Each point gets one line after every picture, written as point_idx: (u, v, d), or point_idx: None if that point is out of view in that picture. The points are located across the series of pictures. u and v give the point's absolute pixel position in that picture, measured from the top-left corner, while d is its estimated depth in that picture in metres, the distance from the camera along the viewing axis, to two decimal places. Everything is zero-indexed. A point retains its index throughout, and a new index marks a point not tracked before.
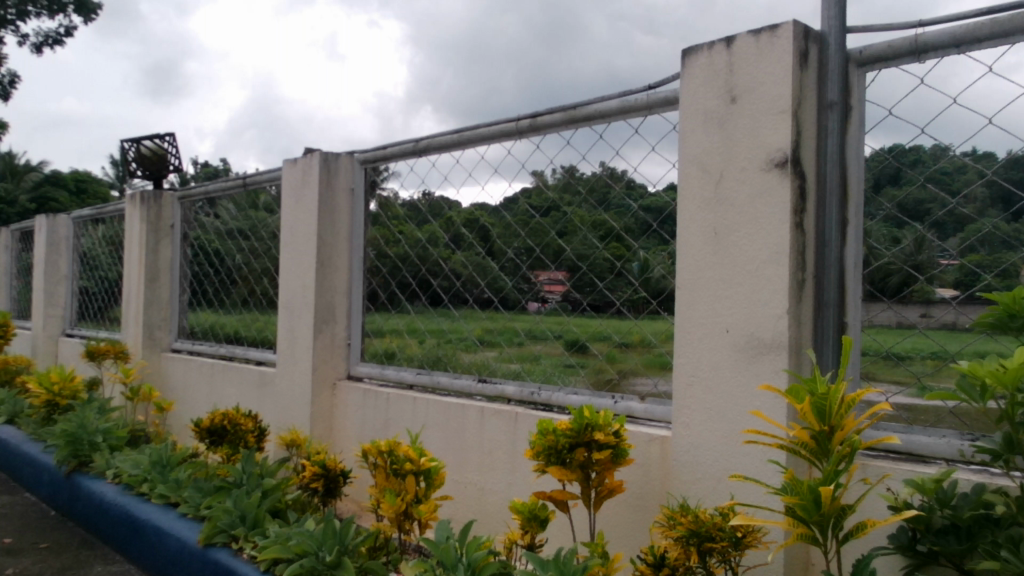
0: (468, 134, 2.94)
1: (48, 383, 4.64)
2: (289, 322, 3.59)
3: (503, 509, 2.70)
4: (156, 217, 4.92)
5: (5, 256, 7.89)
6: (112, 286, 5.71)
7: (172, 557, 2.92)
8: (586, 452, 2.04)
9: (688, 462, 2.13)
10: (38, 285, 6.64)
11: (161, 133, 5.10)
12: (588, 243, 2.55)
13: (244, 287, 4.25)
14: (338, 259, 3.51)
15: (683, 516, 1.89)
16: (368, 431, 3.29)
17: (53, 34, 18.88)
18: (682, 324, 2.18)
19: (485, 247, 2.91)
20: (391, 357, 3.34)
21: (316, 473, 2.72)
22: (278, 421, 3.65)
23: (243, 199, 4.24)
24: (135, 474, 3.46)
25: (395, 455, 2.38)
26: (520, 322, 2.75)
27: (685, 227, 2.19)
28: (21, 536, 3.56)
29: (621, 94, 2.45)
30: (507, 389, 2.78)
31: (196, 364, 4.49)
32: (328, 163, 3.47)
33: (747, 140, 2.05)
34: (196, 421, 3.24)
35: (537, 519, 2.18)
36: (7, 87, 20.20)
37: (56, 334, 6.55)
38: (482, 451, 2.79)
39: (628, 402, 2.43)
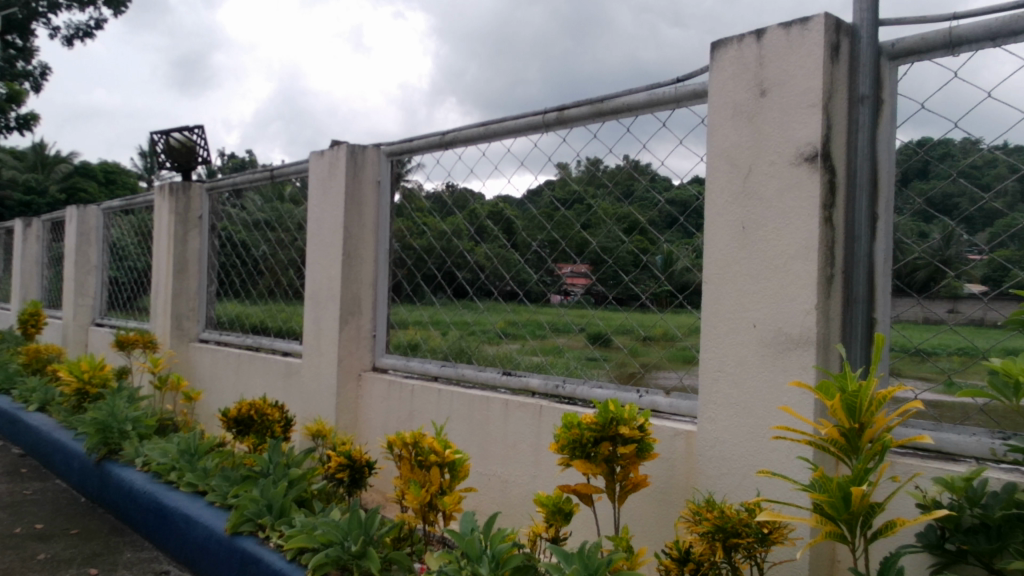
0: (494, 127, 2.94)
1: (78, 371, 4.70)
2: (315, 314, 3.62)
3: (527, 502, 2.71)
4: (185, 208, 4.96)
5: (37, 246, 8.01)
6: (141, 276, 5.77)
7: (199, 544, 2.95)
8: (611, 446, 2.04)
9: (713, 457, 2.13)
10: (70, 275, 6.74)
11: (190, 125, 5.13)
12: (613, 236, 2.54)
13: (271, 278, 4.28)
14: (365, 251, 3.52)
15: (709, 512, 1.89)
16: (393, 422, 3.31)
17: (83, 26, 19.14)
18: (709, 319, 2.17)
19: (509, 239, 2.91)
20: (415, 349, 3.35)
21: (341, 463, 2.73)
22: (304, 411, 3.68)
23: (270, 190, 4.27)
24: (163, 463, 3.51)
25: (420, 446, 2.39)
26: (544, 316, 2.75)
27: (712, 222, 2.18)
28: (53, 521, 3.62)
29: (649, 87, 2.44)
30: (531, 381, 2.78)
31: (223, 354, 4.54)
32: (355, 155, 3.48)
33: (777, 134, 2.03)
34: (223, 411, 3.27)
35: (562, 513, 2.18)
36: (40, 79, 20.72)
37: (86, 323, 6.64)
38: (506, 444, 2.79)
39: (653, 397, 2.43)
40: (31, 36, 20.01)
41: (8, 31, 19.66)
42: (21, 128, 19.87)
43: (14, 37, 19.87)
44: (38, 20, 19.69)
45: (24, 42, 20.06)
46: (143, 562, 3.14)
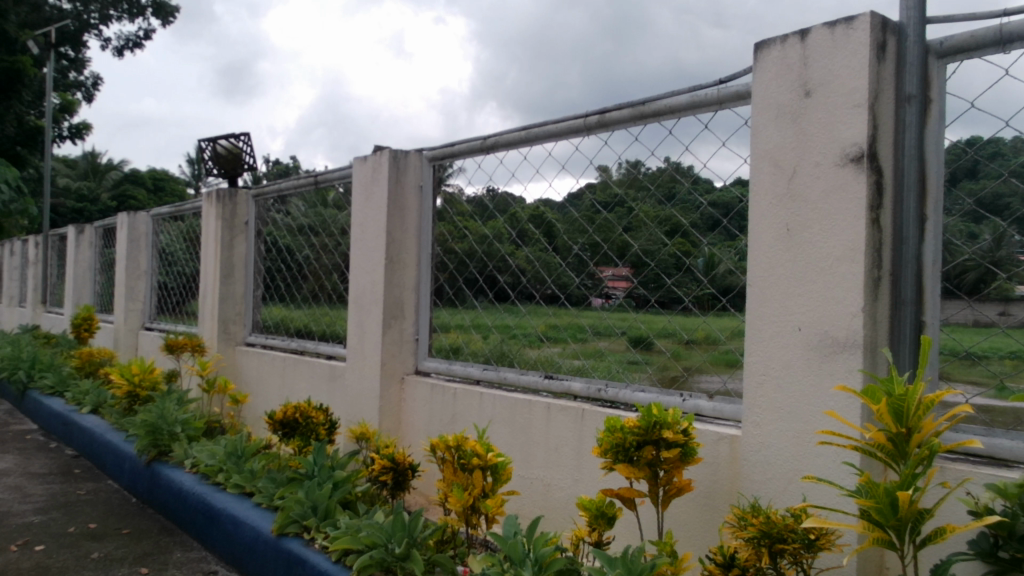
0: (536, 131, 2.94)
1: (129, 374, 4.80)
2: (358, 318, 3.65)
3: (570, 506, 2.71)
4: (232, 214, 5.04)
5: (89, 252, 8.22)
6: (189, 281, 5.89)
7: (246, 545, 3.00)
8: (654, 450, 2.03)
9: (758, 462, 2.10)
10: (121, 280, 6.90)
11: (236, 133, 5.22)
12: (654, 239, 2.53)
13: (315, 282, 4.33)
14: (407, 256, 3.55)
15: (754, 517, 1.87)
16: (435, 425, 3.33)
17: (133, 37, 19.60)
18: (753, 322, 2.15)
19: (550, 242, 2.91)
20: (457, 352, 3.37)
21: (385, 466, 2.75)
22: (348, 414, 3.72)
23: (314, 196, 4.32)
24: (211, 464, 3.58)
25: (463, 450, 2.40)
26: (585, 319, 2.75)
27: (756, 224, 2.16)
28: (105, 521, 3.71)
29: (691, 89, 2.43)
30: (573, 385, 2.77)
31: (269, 357, 4.61)
32: (398, 160, 3.51)
33: (821, 134, 2.01)
34: (269, 414, 3.32)
35: (605, 517, 2.18)
36: (91, 89, 21.27)
37: (137, 327, 6.79)
38: (548, 448, 2.79)
39: (696, 400, 2.40)
40: (82, 47, 20.54)
41: (62, 43, 20.19)
42: (74, 137, 20.40)
43: (68, 49, 20.40)
44: (90, 31, 20.23)
45: (76, 53, 20.62)
46: (192, 562, 3.20)
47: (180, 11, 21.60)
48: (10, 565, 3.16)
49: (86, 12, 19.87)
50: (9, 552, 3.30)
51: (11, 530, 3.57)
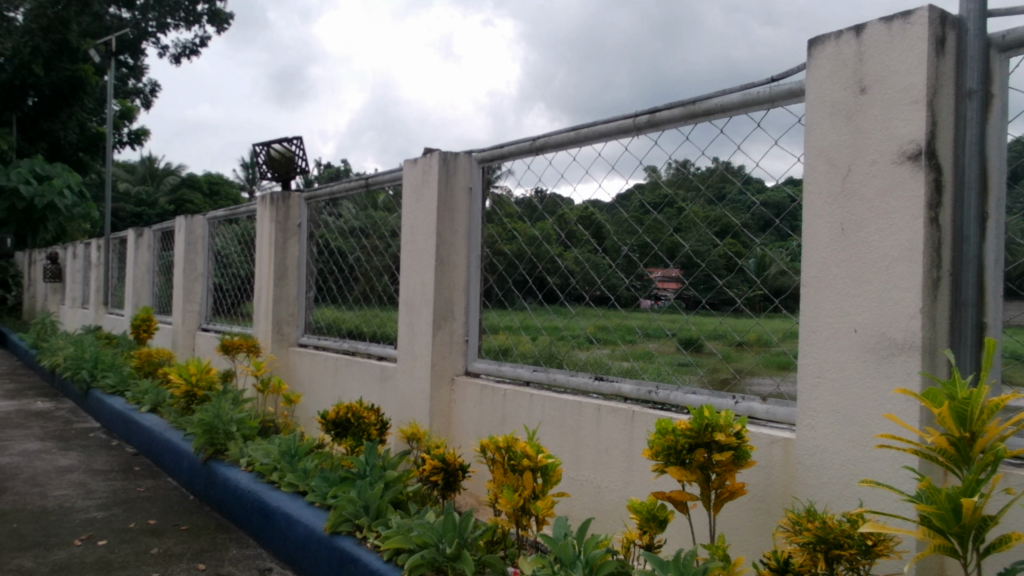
0: (585, 131, 2.93)
1: (187, 374, 4.90)
2: (409, 319, 3.68)
3: (620, 508, 2.69)
4: (285, 217, 5.12)
5: (148, 255, 8.43)
6: (243, 283, 6.00)
7: (300, 543, 3.05)
8: (706, 453, 2.02)
9: (813, 466, 2.07)
10: (178, 282, 7.06)
11: (289, 137, 5.30)
12: (705, 240, 2.51)
13: (366, 284, 4.37)
14: (457, 257, 3.57)
15: (810, 522, 1.84)
16: (485, 426, 3.34)
17: (189, 44, 20.05)
18: (808, 324, 2.12)
19: (599, 244, 2.89)
20: (507, 353, 3.38)
21: (435, 466, 2.77)
22: (399, 415, 3.75)
23: (365, 199, 4.37)
24: (266, 463, 3.64)
25: (513, 451, 2.41)
26: (635, 320, 2.73)
27: (810, 223, 2.12)
28: (164, 517, 3.80)
29: (743, 87, 2.40)
30: (623, 387, 2.76)
31: (321, 358, 4.67)
32: (447, 163, 3.52)
33: (878, 132, 1.97)
34: (322, 414, 3.36)
35: (657, 520, 2.17)
36: (149, 96, 21.84)
37: (194, 328, 6.94)
38: (598, 450, 2.78)
39: (749, 403, 2.38)
40: (141, 55, 21.09)
41: (122, 51, 20.73)
42: (133, 143, 20.93)
43: (127, 57, 20.92)
44: (149, 39, 20.76)
45: (135, 61, 21.16)
46: (248, 559, 3.26)
47: (234, 18, 22.02)
48: (74, 559, 3.25)
49: (145, 20, 20.40)
50: (73, 546, 3.40)
51: (75, 525, 3.68)
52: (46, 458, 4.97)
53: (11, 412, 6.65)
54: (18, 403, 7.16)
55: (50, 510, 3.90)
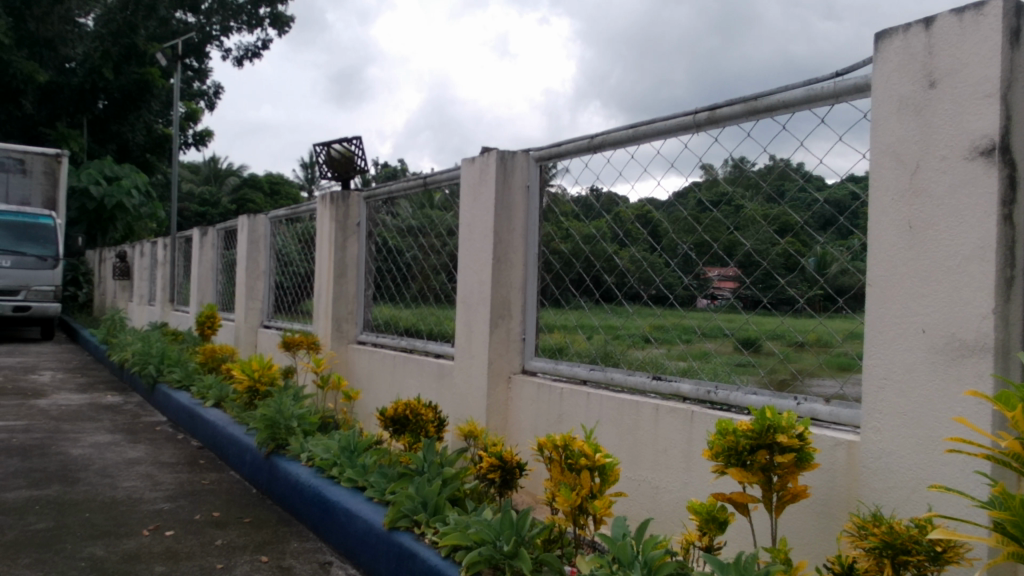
0: (644, 128, 2.91)
1: (249, 370, 4.98)
2: (466, 317, 3.70)
3: (679, 509, 2.67)
4: (344, 216, 5.18)
5: (213, 253, 8.62)
6: (304, 280, 6.09)
7: (359, 537, 3.09)
8: (768, 455, 1.99)
9: (878, 469, 2.02)
10: (241, 280, 7.20)
11: (349, 137, 5.36)
12: (766, 238, 2.47)
13: (423, 282, 4.40)
14: (514, 256, 3.57)
15: (876, 526, 1.80)
16: (542, 425, 3.34)
17: (252, 47, 20.49)
18: (873, 324, 2.06)
19: (657, 242, 2.87)
20: (563, 351, 3.37)
21: (493, 464, 2.78)
22: (456, 412, 3.77)
23: (423, 197, 4.39)
24: (326, 458, 3.69)
25: (571, 450, 2.40)
26: (693, 320, 2.70)
27: (876, 221, 2.07)
28: (228, 510, 3.88)
29: (806, 82, 2.35)
30: (682, 387, 2.72)
31: (380, 356, 4.72)
32: (505, 161, 3.53)
33: (948, 127, 1.91)
34: (381, 411, 3.39)
35: (716, 522, 2.15)
36: (213, 98, 22.42)
37: (257, 325, 7.08)
38: (656, 450, 2.75)
39: (812, 404, 2.32)
40: (206, 58, 21.63)
41: (187, 55, 21.28)
42: (198, 144, 21.48)
43: (192, 60, 21.49)
44: (213, 43, 21.29)
45: (200, 65, 21.72)
46: (308, 552, 3.32)
47: (295, 21, 22.45)
48: (142, 549, 3.34)
49: (209, 25, 20.93)
50: (141, 536, 3.49)
51: (143, 515, 3.79)
52: (116, 450, 5.12)
53: (83, 405, 6.87)
54: (90, 396, 7.39)
55: (120, 500, 4.01)
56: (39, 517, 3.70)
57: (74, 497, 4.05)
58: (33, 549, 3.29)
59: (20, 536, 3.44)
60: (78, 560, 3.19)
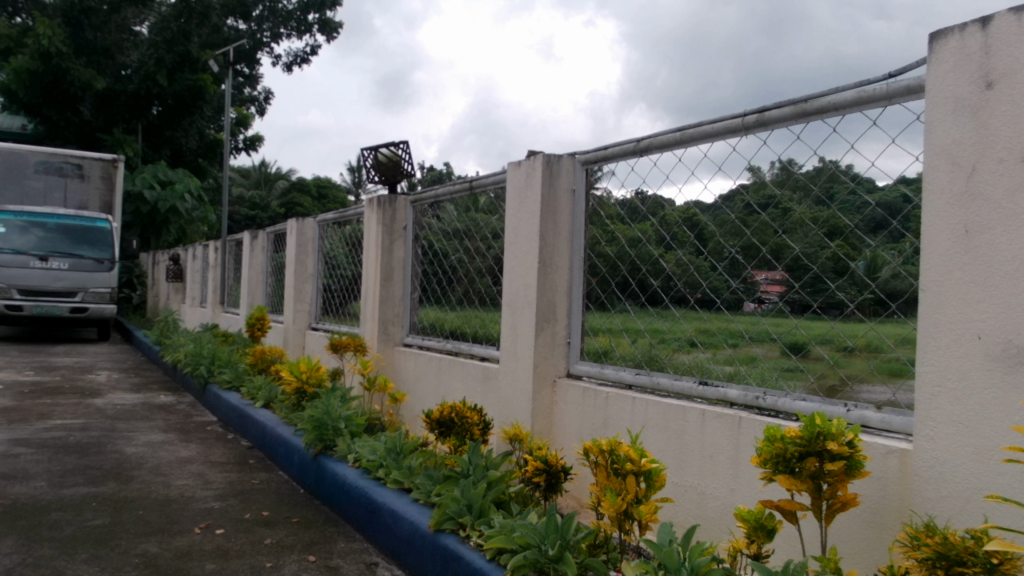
0: (691, 131, 2.89)
1: (297, 371, 5.04)
2: (512, 320, 3.71)
3: (726, 515, 2.64)
4: (391, 220, 5.23)
5: (262, 255, 8.76)
6: (351, 283, 6.15)
7: (405, 539, 3.12)
8: (818, 462, 1.96)
9: (931, 478, 1.97)
10: (290, 283, 7.30)
11: (396, 141, 5.41)
12: (816, 242, 2.43)
13: (468, 285, 4.42)
14: (560, 260, 3.57)
15: (930, 537, 1.77)
16: (587, 429, 3.33)
17: (301, 52, 20.82)
18: (927, 330, 2.02)
19: (704, 245, 2.84)
20: (608, 355, 3.36)
21: (538, 468, 2.78)
22: (501, 415, 3.78)
23: (468, 201, 4.41)
24: (372, 459, 3.73)
25: (616, 454, 2.39)
26: (740, 324, 2.67)
27: (929, 225, 2.03)
28: (277, 510, 3.94)
29: (858, 84, 2.32)
30: (730, 392, 2.69)
31: (426, 358, 4.75)
32: (551, 165, 3.53)
33: (1006, 128, 1.87)
34: (426, 413, 3.41)
35: (764, 529, 2.13)
36: (263, 104, 22.84)
37: (305, 327, 7.17)
38: (703, 455, 2.72)
39: (863, 411, 2.27)
40: (256, 64, 22.03)
41: (238, 61, 21.70)
42: (249, 148, 21.87)
43: (243, 66, 21.91)
44: (263, 49, 21.68)
45: (251, 71, 22.13)
46: (355, 553, 3.36)
47: (343, 26, 22.75)
48: (194, 546, 3.41)
49: (260, 31, 21.33)
50: (193, 534, 3.57)
51: (194, 513, 3.86)
52: (168, 449, 5.24)
53: (137, 404, 7.03)
54: (144, 396, 7.56)
55: (173, 499, 4.10)
56: (96, 513, 3.80)
57: (129, 494, 4.15)
58: (90, 545, 3.38)
59: (77, 532, 3.53)
60: (132, 556, 3.26)
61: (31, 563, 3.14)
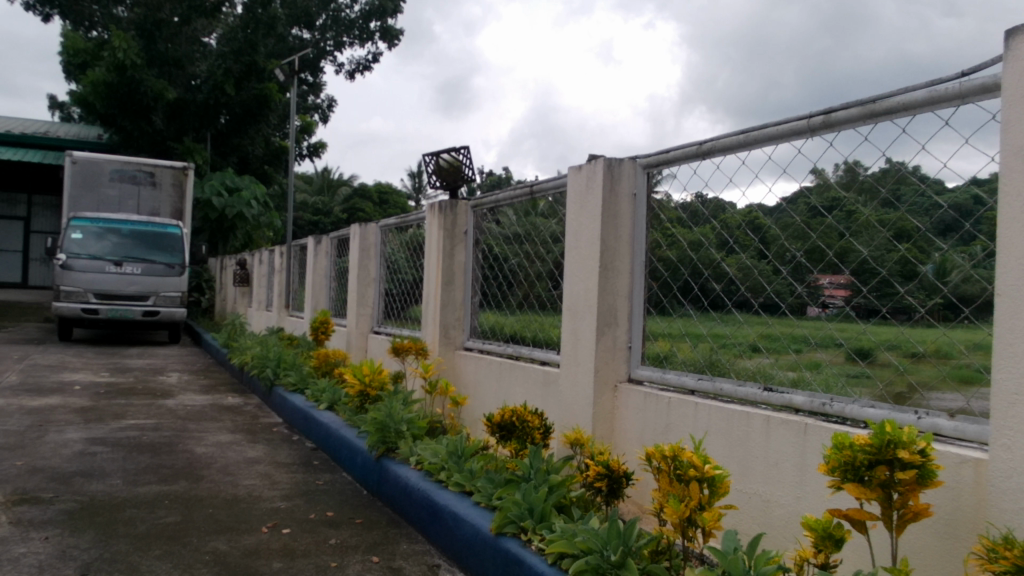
0: (754, 134, 2.85)
1: (360, 374, 5.11)
2: (572, 325, 3.70)
3: (792, 524, 2.59)
4: (452, 225, 5.27)
5: (326, 260, 8.91)
6: (412, 287, 6.21)
7: (467, 541, 3.14)
8: (888, 471, 1.91)
9: (1008, 489, 1.91)
10: (353, 287, 7.40)
11: (457, 146, 5.45)
12: (885, 245, 2.38)
13: (527, 289, 4.42)
14: (621, 264, 3.55)
15: (1007, 550, 1.71)
16: (649, 434, 3.30)
17: (363, 60, 21.15)
18: (1004, 336, 1.95)
19: (769, 249, 2.80)
20: (669, 360, 3.33)
21: (599, 473, 2.77)
22: (562, 420, 3.77)
23: (529, 205, 4.42)
24: (434, 462, 3.76)
25: (679, 460, 2.37)
26: (805, 329, 2.62)
27: (1006, 227, 1.96)
28: (340, 510, 4.00)
29: (929, 84, 2.26)
30: (795, 399, 2.64)
31: (486, 362, 4.77)
32: (612, 169, 3.52)
33: None
34: (488, 417, 3.43)
35: (832, 539, 2.08)
36: (326, 111, 23.28)
37: (367, 331, 7.27)
38: (767, 462, 2.68)
39: (935, 419, 2.21)
40: (320, 73, 22.47)
41: (302, 69, 22.15)
42: (312, 155, 22.29)
43: (307, 75, 22.36)
44: (327, 58, 22.11)
45: (314, 79, 22.58)
46: (417, 554, 3.39)
47: (404, 34, 23.05)
48: (261, 545, 3.48)
49: (323, 40, 21.78)
50: (261, 532, 3.64)
51: (262, 513, 3.95)
52: (236, 449, 5.36)
53: (206, 405, 7.21)
54: (213, 398, 7.76)
55: (241, 498, 4.19)
56: (168, 511, 3.91)
57: (199, 493, 4.26)
58: (163, 541, 3.48)
59: (151, 529, 3.64)
60: (203, 553, 3.35)
61: (108, 558, 3.25)
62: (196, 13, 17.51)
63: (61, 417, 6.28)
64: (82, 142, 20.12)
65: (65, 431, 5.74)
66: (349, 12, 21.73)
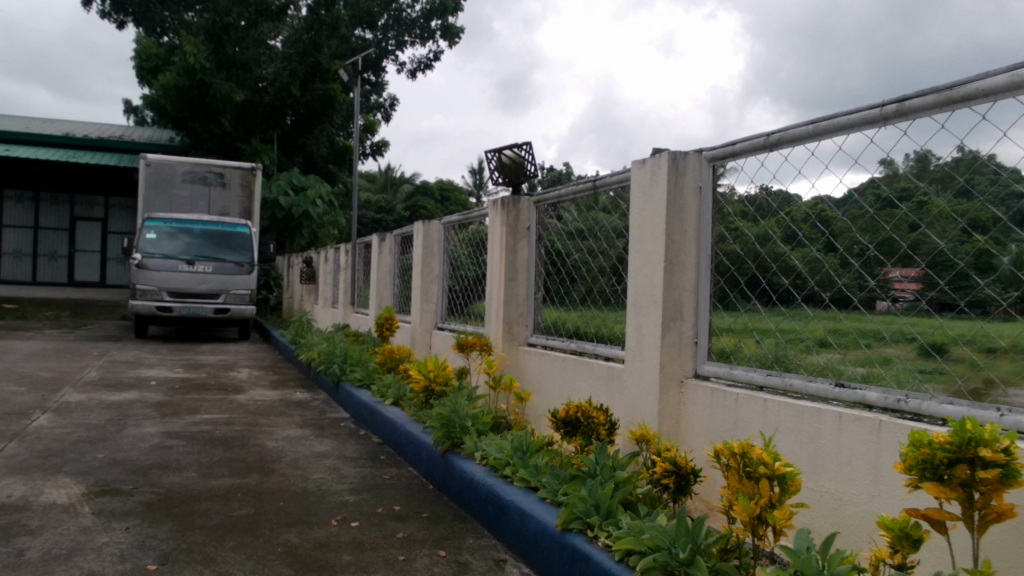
0: (824, 124, 2.78)
1: (425, 370, 5.15)
2: (637, 320, 3.67)
3: (866, 523, 2.52)
4: (515, 220, 5.27)
5: (390, 257, 9.01)
6: (475, 283, 6.23)
7: (533, 537, 3.14)
8: (969, 470, 1.85)
9: None
10: (416, 284, 7.47)
11: (519, 142, 5.45)
12: (963, 236, 2.29)
13: (591, 284, 4.40)
14: (686, 258, 3.50)
15: None
16: (717, 430, 3.25)
17: (424, 58, 21.33)
18: None
19: (840, 242, 2.72)
20: (736, 355, 3.27)
21: (667, 469, 2.75)
22: (627, 416, 3.74)
23: (591, 200, 4.38)
24: (499, 457, 3.77)
25: (749, 458, 2.33)
26: (878, 323, 2.55)
27: None
28: (407, 505, 4.04)
29: (1010, 68, 2.18)
30: (868, 395, 2.57)
31: (550, 358, 4.76)
32: (677, 161, 3.48)
33: None
34: (553, 413, 3.43)
35: (909, 539, 2.02)
36: (389, 110, 23.54)
37: (431, 327, 7.32)
38: (840, 460, 2.61)
39: (1017, 415, 2.12)
40: (382, 72, 22.75)
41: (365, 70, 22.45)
42: (375, 154, 22.57)
43: (370, 75, 22.66)
44: (389, 57, 22.38)
45: (377, 78, 22.86)
46: (484, 549, 3.41)
47: (464, 32, 23.18)
48: (331, 537, 3.55)
49: (385, 40, 22.08)
50: (330, 525, 3.71)
51: (331, 506, 4.01)
52: (305, 444, 5.46)
53: (276, 401, 7.36)
54: (282, 393, 7.91)
55: (310, 491, 4.27)
56: (241, 504, 4.00)
57: (270, 486, 4.35)
58: (237, 532, 3.57)
59: (225, 520, 3.73)
60: (276, 545, 3.42)
61: (186, 548, 3.35)
62: (262, 16, 17.89)
63: (139, 411, 6.49)
64: (154, 145, 20.71)
65: (143, 425, 5.93)
66: (410, 11, 21.94)
